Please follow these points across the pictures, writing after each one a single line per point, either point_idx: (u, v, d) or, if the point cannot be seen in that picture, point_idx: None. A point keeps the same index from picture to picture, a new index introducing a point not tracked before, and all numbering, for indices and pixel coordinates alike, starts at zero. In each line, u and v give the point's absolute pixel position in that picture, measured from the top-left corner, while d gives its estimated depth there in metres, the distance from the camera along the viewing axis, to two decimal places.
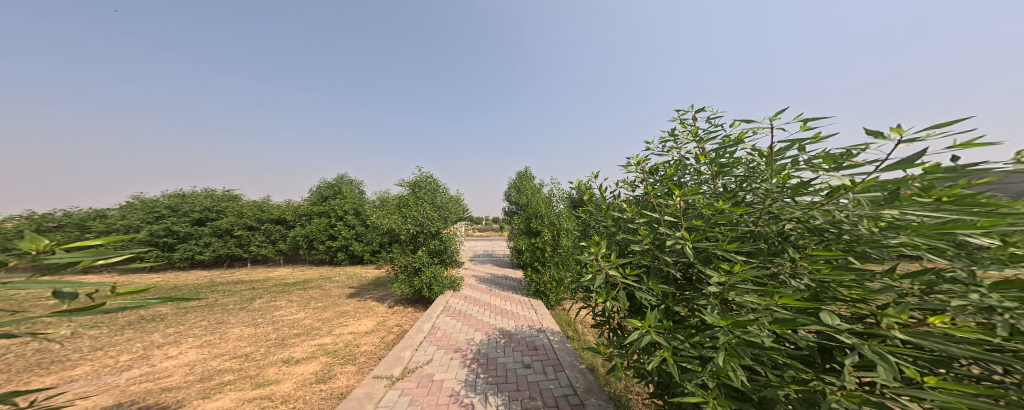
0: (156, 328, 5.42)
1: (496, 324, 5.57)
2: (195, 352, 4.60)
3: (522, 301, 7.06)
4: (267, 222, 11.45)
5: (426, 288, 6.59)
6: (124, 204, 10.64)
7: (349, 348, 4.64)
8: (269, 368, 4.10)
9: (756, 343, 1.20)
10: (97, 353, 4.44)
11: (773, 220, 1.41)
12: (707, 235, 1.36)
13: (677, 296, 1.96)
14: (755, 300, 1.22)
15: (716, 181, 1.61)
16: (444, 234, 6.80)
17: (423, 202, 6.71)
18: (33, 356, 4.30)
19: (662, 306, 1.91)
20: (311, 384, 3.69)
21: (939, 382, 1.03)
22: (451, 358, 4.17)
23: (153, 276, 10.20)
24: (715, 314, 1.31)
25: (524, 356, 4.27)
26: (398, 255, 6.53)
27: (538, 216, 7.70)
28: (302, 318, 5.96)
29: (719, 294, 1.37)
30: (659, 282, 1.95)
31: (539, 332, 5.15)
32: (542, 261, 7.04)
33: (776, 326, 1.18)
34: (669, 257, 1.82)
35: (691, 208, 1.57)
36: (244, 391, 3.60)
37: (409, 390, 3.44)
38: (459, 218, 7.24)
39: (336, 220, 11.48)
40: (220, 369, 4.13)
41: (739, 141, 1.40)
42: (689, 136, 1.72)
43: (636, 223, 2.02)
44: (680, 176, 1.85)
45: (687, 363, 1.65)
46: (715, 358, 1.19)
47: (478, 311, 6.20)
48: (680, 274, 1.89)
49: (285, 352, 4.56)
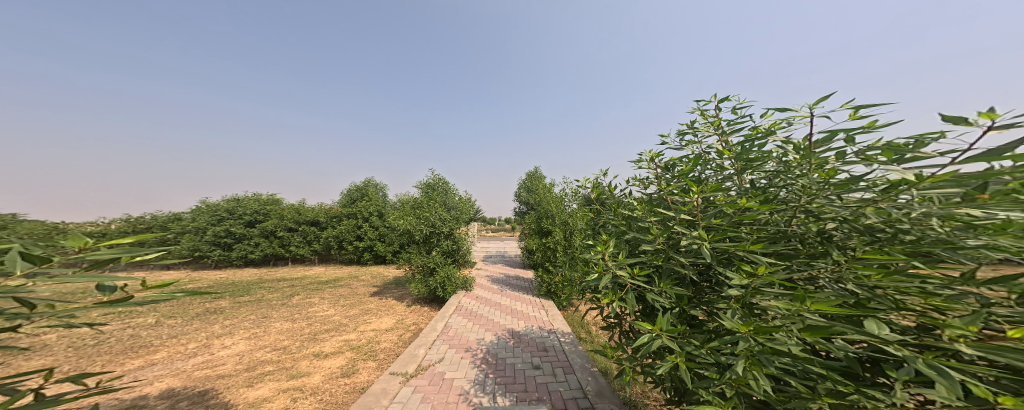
0: (217, 319, 5.79)
1: (506, 324, 5.57)
2: (245, 343, 4.83)
3: (531, 301, 7.03)
4: (303, 224, 11.84)
5: (439, 288, 6.64)
6: (196, 207, 11.64)
7: (371, 345, 4.72)
8: (301, 361, 4.22)
9: (783, 351, 1.13)
10: (172, 340, 4.85)
11: (812, 220, 1.31)
12: (726, 235, 1.28)
13: (694, 299, 1.89)
14: (782, 306, 1.14)
15: (741, 176, 1.53)
16: (457, 234, 6.84)
17: (435, 203, 6.77)
18: (129, 340, 4.82)
19: (676, 309, 1.85)
20: (337, 378, 3.77)
21: (1015, 404, 0.91)
22: (461, 357, 4.18)
23: (214, 271, 11.07)
24: (734, 319, 1.24)
25: (533, 357, 4.24)
26: (414, 255, 6.62)
27: (547, 216, 7.62)
28: (320, 315, 6.12)
29: (740, 298, 1.29)
30: (672, 285, 1.89)
31: (549, 333, 5.11)
32: (552, 261, 6.97)
33: (806, 334, 1.10)
34: (682, 259, 1.75)
35: (710, 206, 1.50)
36: (281, 382, 3.70)
37: (422, 388, 3.47)
38: (470, 219, 7.27)
39: (360, 221, 11.79)
40: (262, 360, 4.29)
41: (770, 133, 1.32)
42: (712, 128, 1.65)
43: (647, 223, 1.98)
44: (699, 171, 1.78)
45: (703, 370, 1.58)
46: (735, 365, 1.12)
47: (487, 310, 6.22)
48: (696, 277, 1.81)
49: (317, 346, 4.69)
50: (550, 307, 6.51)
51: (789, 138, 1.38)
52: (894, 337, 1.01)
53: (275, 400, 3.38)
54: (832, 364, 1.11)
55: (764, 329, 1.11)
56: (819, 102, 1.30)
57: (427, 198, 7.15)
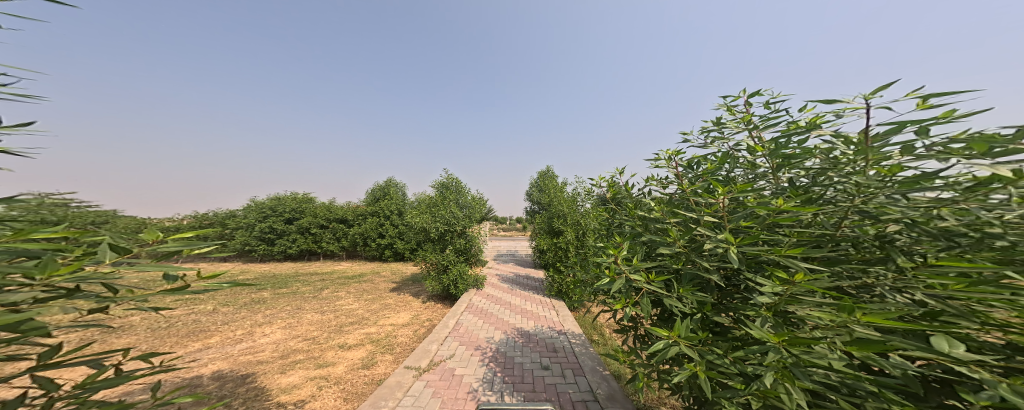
0: (260, 308, 6.16)
1: (516, 323, 5.56)
2: (281, 332, 5.06)
3: (542, 301, 6.98)
4: (333, 222, 12.33)
5: (452, 285, 6.70)
6: (248, 205, 12.63)
7: (389, 338, 4.82)
8: (327, 352, 4.36)
9: (822, 364, 1.04)
10: (226, 326, 5.28)
11: (870, 223, 1.21)
12: (756, 239, 1.19)
13: (719, 305, 1.81)
14: (824, 316, 1.05)
15: (777, 175, 1.44)
16: (470, 233, 6.88)
17: (450, 202, 6.85)
18: (192, 325, 5.31)
19: (699, 315, 1.78)
20: (358, 370, 3.87)
21: None
22: (471, 355, 4.21)
23: (261, 263, 11.89)
24: (765, 329, 1.17)
25: (542, 357, 4.20)
26: (429, 253, 6.72)
27: (559, 216, 7.53)
28: (337, 308, 6.29)
29: (774, 306, 1.22)
30: (695, 290, 1.82)
31: (559, 334, 5.06)
32: (563, 262, 6.89)
33: (851, 348, 1.00)
34: (706, 263, 1.67)
35: (740, 207, 1.42)
36: (309, 370, 3.85)
37: (433, 383, 3.50)
38: (482, 218, 7.30)
39: (384, 219, 12.10)
40: (294, 348, 4.48)
41: (813, 127, 1.23)
42: (741, 124, 1.57)
43: (666, 224, 1.91)
44: (728, 169, 1.70)
45: (727, 380, 1.50)
46: (763, 377, 1.05)
47: (496, 309, 6.23)
48: (723, 282, 1.71)
49: (342, 338, 4.84)
50: (560, 308, 6.44)
51: (839, 132, 1.28)
52: (969, 357, 0.89)
53: (303, 387, 3.50)
54: (886, 382, 1.00)
55: (798, 341, 1.03)
56: (875, 92, 1.19)
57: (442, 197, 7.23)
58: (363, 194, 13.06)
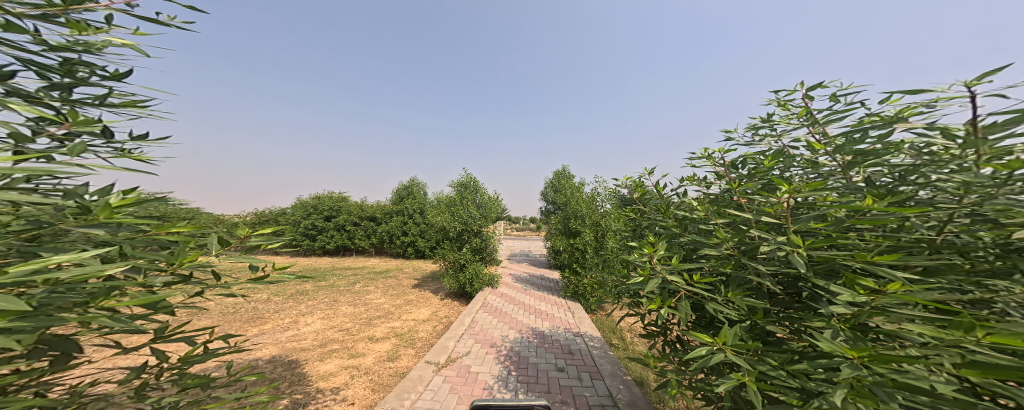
0: (303, 299, 6.71)
1: (531, 323, 5.55)
2: (320, 322, 5.47)
3: (558, 302, 6.90)
4: (364, 219, 13.08)
5: (468, 284, 6.80)
6: (295, 204, 13.84)
7: (410, 333, 5.02)
8: (358, 343, 4.64)
9: (914, 385, 0.91)
10: (280, 313, 5.86)
11: (984, 226, 1.04)
12: (831, 243, 1.05)
13: (772, 313, 1.67)
14: (929, 333, 0.90)
15: (848, 174, 1.29)
16: (485, 233, 6.97)
17: (468, 202, 7.00)
18: (251, 311, 5.93)
19: (749, 323, 1.64)
20: (384, 362, 4.07)
21: None
22: (486, 353, 4.25)
23: (303, 258, 12.94)
24: (841, 342, 1.04)
25: (558, 359, 4.15)
26: (447, 252, 6.90)
27: (575, 216, 7.37)
28: (361, 303, 6.64)
29: (851, 317, 1.08)
30: (744, 295, 1.69)
31: (576, 336, 4.97)
32: (580, 263, 6.74)
33: (965, 372, 0.85)
34: (761, 267, 1.53)
35: (805, 207, 1.28)
36: (344, 359, 4.12)
37: (450, 378, 3.58)
38: (498, 218, 7.37)
39: (407, 218, 12.56)
40: (331, 338, 4.82)
41: (900, 120, 1.08)
42: (797, 120, 1.43)
43: (710, 225, 1.79)
44: (783, 169, 1.55)
45: (781, 394, 1.37)
46: (835, 394, 0.94)
47: (511, 308, 6.25)
48: (781, 289, 1.56)
49: (371, 330, 5.12)
50: (577, 309, 6.32)
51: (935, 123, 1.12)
52: None
53: (338, 375, 3.75)
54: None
55: (886, 358, 0.90)
56: (981, 78, 1.02)
57: (460, 197, 7.39)
58: (389, 194, 13.71)
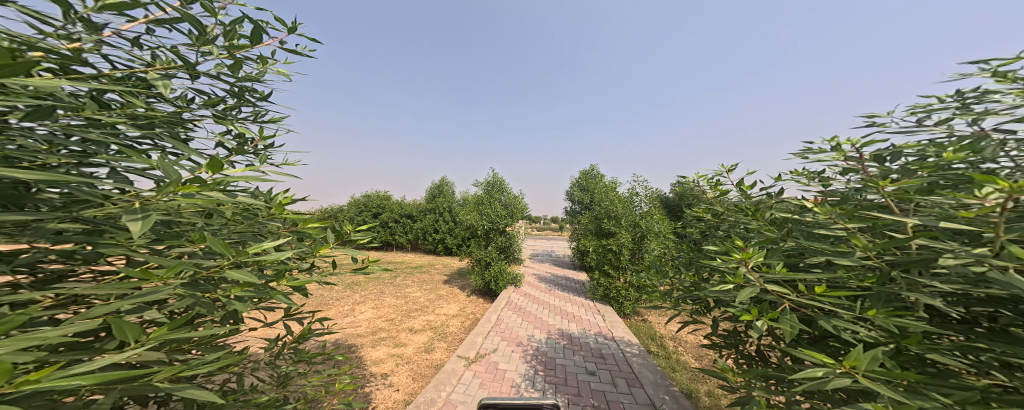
0: (349, 291, 7.47)
1: (559, 324, 5.58)
2: (367, 312, 6.07)
3: (585, 304, 6.79)
4: (401, 218, 14.10)
5: (493, 282, 6.91)
6: (345, 205, 15.43)
7: (442, 327, 5.34)
8: (400, 333, 5.07)
9: None
10: (331, 303, 6.58)
11: None
12: None
13: (927, 338, 1.37)
14: None
15: None
16: (510, 232, 7.09)
17: (495, 202, 7.20)
18: (309, 299, 6.76)
19: (893, 348, 1.36)
20: (422, 353, 4.39)
21: None
22: (513, 351, 4.39)
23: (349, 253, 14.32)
24: None
25: (587, 363, 4.14)
26: (474, 249, 7.11)
27: (605, 216, 6.96)
28: (398, 295, 7.23)
29: None
30: (889, 314, 1.40)
31: (607, 341, 4.88)
32: (612, 265, 6.40)
33: None
34: (933, 282, 1.24)
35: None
36: (390, 348, 4.56)
37: (480, 374, 3.72)
38: (522, 217, 7.43)
39: (438, 216, 13.23)
40: (378, 327, 5.36)
41: None
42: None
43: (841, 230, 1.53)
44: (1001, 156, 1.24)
45: None
46: None
47: (535, 308, 6.30)
48: (954, 311, 1.26)
49: (410, 322, 5.56)
50: (608, 313, 6.14)
51: None
52: None
53: (386, 362, 4.14)
54: None
55: None
56: None
57: (487, 197, 7.53)
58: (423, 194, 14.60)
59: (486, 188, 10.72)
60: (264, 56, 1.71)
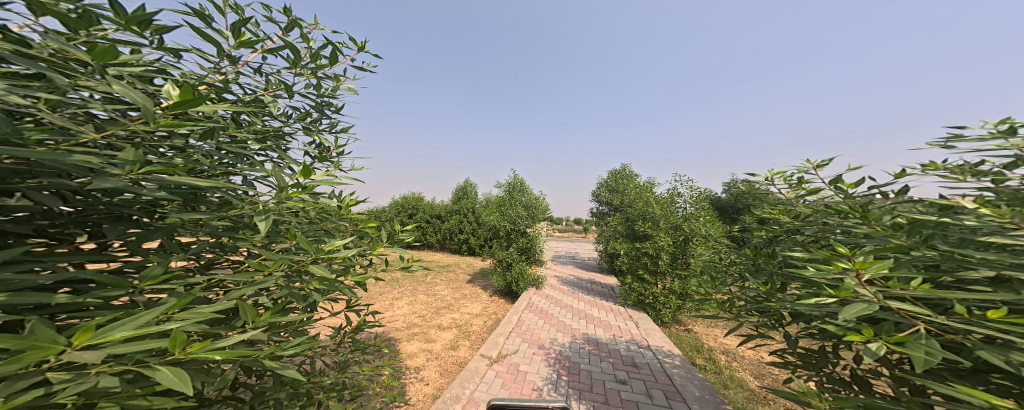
0: (380, 287, 7.70)
1: (586, 328, 5.10)
2: (401, 307, 6.23)
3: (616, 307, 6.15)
4: (429, 218, 14.35)
5: (514, 283, 6.53)
6: (380, 207, 16.12)
7: (467, 326, 5.26)
8: (430, 329, 5.11)
9: None
10: (368, 297, 6.88)
11: None
12: None
13: None
14: None
15: None
16: (531, 233, 6.68)
17: (516, 202, 6.85)
18: None
19: None
20: (449, 350, 4.36)
21: None
22: (535, 352, 4.11)
23: None
24: None
25: (616, 371, 3.73)
26: (496, 250, 6.70)
27: (641, 218, 5.84)
28: (426, 293, 7.23)
29: None
30: None
31: (642, 348, 4.30)
32: (647, 270, 5.32)
33: None
34: None
35: None
36: (422, 343, 4.60)
37: (501, 374, 3.54)
38: (544, 218, 6.95)
39: (463, 216, 13.18)
40: (411, 321, 5.46)
41: None
42: None
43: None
44: None
45: None
46: None
47: (557, 310, 5.81)
48: None
49: (439, 319, 5.57)
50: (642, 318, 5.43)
51: None
52: None
53: (417, 356, 4.16)
54: None
55: None
56: None
57: (507, 198, 7.10)
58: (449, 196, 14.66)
59: (506, 187, 10.25)
60: (338, 74, 1.89)
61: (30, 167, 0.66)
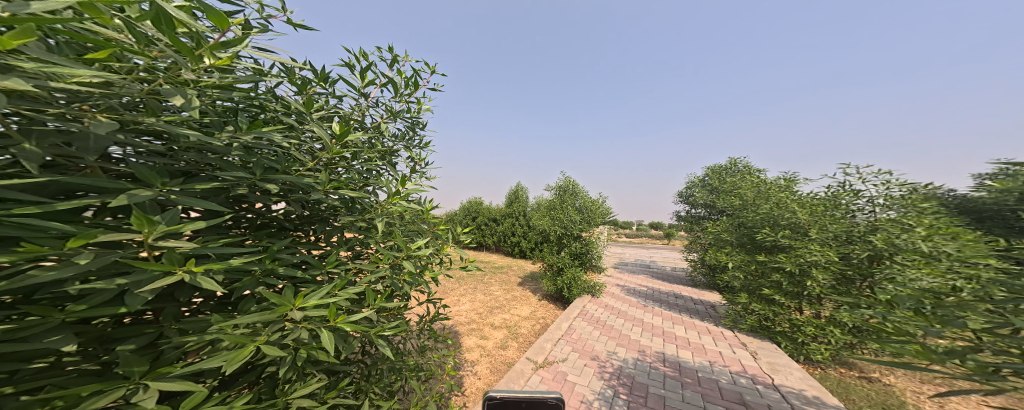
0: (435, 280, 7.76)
1: (665, 348, 4.10)
2: (456, 300, 6.07)
3: (703, 326, 4.91)
4: (464, 221, 13.24)
5: (566, 289, 5.64)
6: None
7: (515, 327, 4.74)
8: (483, 327, 4.72)
9: None
10: None
11: None
12: None
13: None
14: None
15: None
16: (587, 237, 5.67)
17: (567, 204, 5.79)
18: None
19: None
20: (498, 350, 3.95)
21: None
22: (588, 364, 3.50)
23: None
24: None
25: (709, 404, 2.89)
26: (545, 253, 5.91)
27: (772, 225, 4.16)
28: (483, 293, 6.64)
29: None
30: None
31: (762, 388, 3.13)
32: (782, 292, 3.90)
33: None
34: None
35: None
36: (475, 339, 4.27)
37: (547, 380, 3.11)
38: (604, 221, 5.86)
39: (516, 220, 11.56)
40: (465, 316, 5.18)
41: None
42: None
43: None
44: None
45: None
46: None
47: (614, 321, 5.00)
48: None
49: (493, 317, 5.12)
50: (760, 347, 4.00)
51: None
52: None
53: (470, 352, 3.87)
54: None
55: None
56: None
57: (561, 201, 5.94)
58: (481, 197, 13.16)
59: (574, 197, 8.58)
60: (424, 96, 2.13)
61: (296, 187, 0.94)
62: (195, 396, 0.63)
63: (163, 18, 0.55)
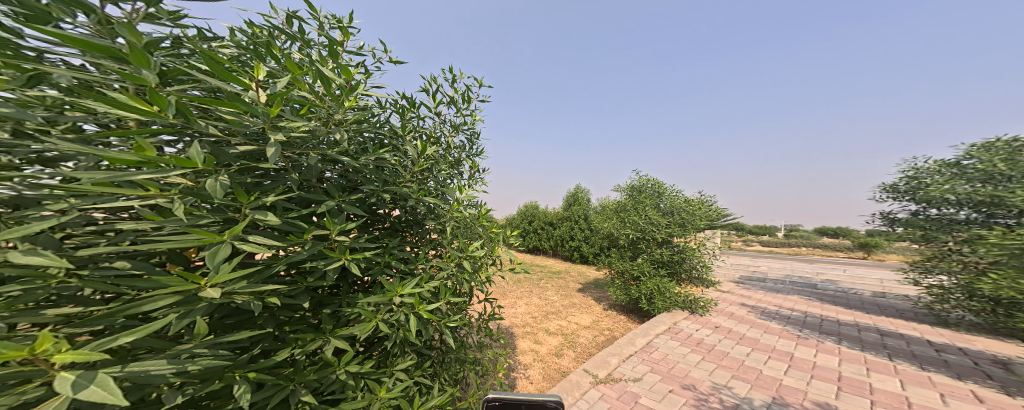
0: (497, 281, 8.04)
1: (829, 397, 2.61)
2: (515, 303, 6.23)
3: (941, 381, 2.85)
4: (534, 224, 12.93)
5: (644, 300, 4.87)
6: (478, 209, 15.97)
7: (573, 335, 4.62)
8: (537, 331, 4.78)
9: None
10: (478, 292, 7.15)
11: None
12: None
13: None
14: None
15: None
16: (681, 244, 4.78)
17: (645, 205, 5.02)
18: None
19: None
20: (551, 356, 3.95)
21: None
22: (673, 391, 2.73)
23: None
24: None
25: None
26: (614, 261, 5.30)
27: None
28: (540, 297, 6.72)
29: None
30: None
31: None
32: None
33: None
34: None
35: None
36: (528, 343, 4.33)
37: (609, 399, 2.65)
38: (702, 227, 4.81)
39: (574, 223, 11.41)
40: (521, 319, 5.32)
41: None
42: None
43: None
44: None
45: None
46: None
47: (726, 344, 3.69)
48: None
49: (548, 324, 5.12)
50: None
51: None
52: None
53: (523, 355, 3.94)
54: None
55: None
56: None
57: (632, 203, 5.31)
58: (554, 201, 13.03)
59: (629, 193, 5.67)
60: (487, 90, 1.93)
61: (401, 197, 1.16)
62: (348, 355, 0.84)
63: (325, 79, 0.71)
